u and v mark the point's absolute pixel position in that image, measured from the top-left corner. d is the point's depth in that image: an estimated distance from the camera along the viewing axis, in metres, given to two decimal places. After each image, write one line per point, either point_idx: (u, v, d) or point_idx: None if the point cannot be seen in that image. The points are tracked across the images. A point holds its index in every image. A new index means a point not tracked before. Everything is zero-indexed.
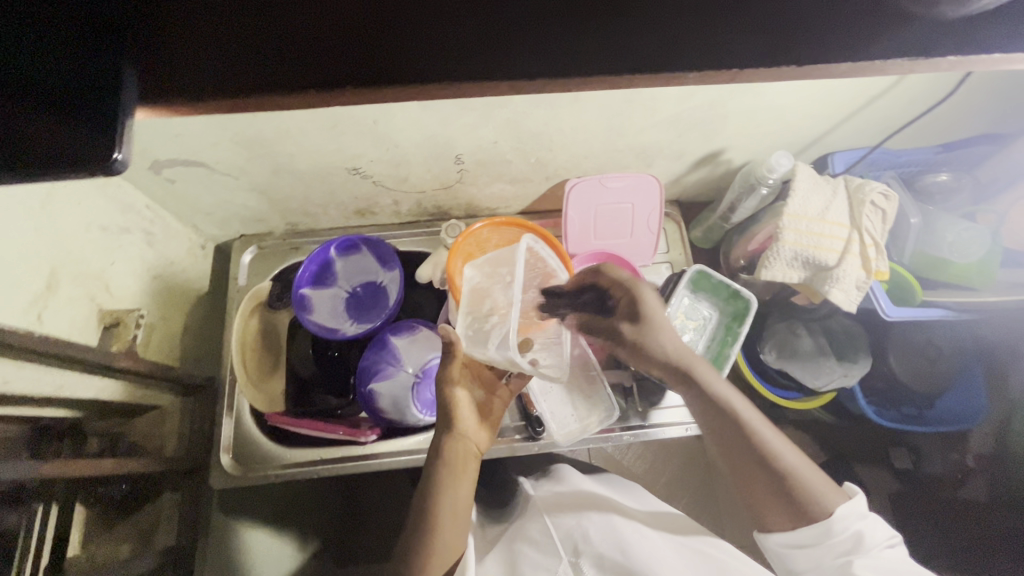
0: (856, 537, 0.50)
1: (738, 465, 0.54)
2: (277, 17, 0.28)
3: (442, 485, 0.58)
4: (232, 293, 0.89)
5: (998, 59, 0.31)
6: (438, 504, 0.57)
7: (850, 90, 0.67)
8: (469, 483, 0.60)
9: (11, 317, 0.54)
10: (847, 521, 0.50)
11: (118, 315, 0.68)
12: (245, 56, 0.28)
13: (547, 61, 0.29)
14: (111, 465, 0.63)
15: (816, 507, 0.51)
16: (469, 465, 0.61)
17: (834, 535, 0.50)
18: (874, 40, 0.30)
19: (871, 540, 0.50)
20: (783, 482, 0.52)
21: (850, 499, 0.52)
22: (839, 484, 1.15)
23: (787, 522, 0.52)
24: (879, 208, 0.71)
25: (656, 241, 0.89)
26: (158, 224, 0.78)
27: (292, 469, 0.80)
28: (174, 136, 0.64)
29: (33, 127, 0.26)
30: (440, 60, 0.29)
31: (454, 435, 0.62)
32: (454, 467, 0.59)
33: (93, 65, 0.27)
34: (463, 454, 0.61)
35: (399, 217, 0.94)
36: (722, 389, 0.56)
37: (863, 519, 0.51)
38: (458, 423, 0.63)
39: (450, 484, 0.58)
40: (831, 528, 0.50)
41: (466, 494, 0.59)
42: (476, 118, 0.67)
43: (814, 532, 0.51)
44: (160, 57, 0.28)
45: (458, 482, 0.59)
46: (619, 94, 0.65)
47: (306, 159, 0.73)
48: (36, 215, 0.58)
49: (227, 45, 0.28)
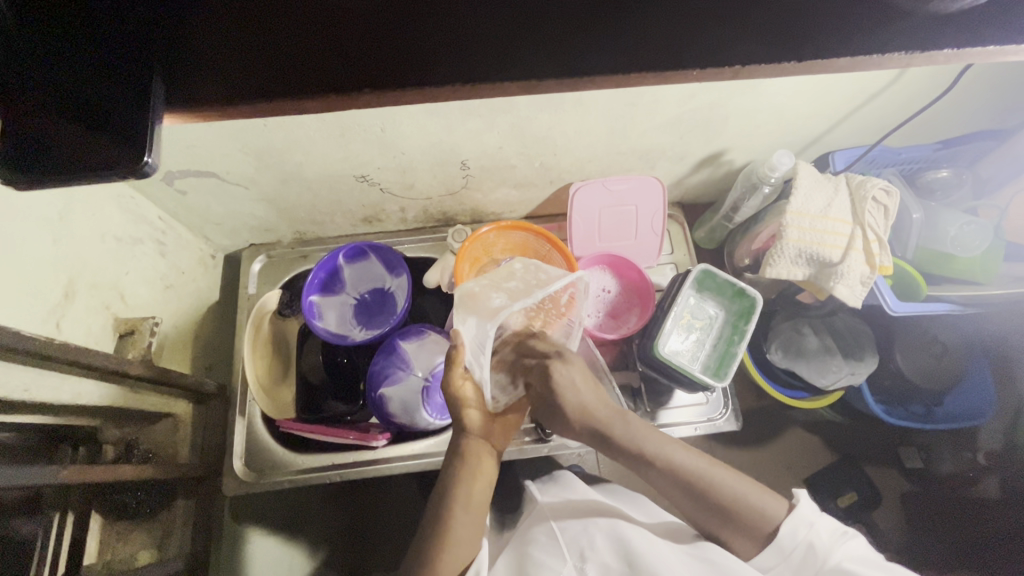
0: (807, 546, 0.56)
1: (684, 498, 0.60)
2: (294, 26, 0.29)
3: (456, 484, 0.58)
4: (243, 302, 0.90)
5: (991, 52, 0.32)
6: (452, 502, 0.58)
7: (848, 88, 0.68)
8: (485, 481, 0.60)
9: (30, 325, 0.55)
10: (795, 533, 0.57)
11: (133, 323, 0.70)
12: (270, 64, 0.29)
13: (555, 64, 0.30)
14: (127, 471, 0.64)
15: (763, 525, 0.58)
16: (485, 462, 0.61)
17: (787, 550, 0.57)
18: (870, 36, 0.31)
19: (821, 546, 0.56)
20: (738, 511, 0.58)
21: (793, 509, 0.58)
22: (849, 483, 1.15)
23: (743, 541, 0.59)
24: (881, 204, 0.72)
25: (660, 242, 0.89)
26: (170, 235, 0.80)
27: (304, 475, 0.81)
28: (186, 147, 0.65)
29: (67, 134, 0.28)
30: (455, 64, 0.30)
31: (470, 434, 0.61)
32: (471, 466, 0.59)
33: (121, 75, 0.28)
34: (478, 452, 0.61)
35: (405, 224, 0.95)
36: (655, 446, 0.59)
37: (810, 527, 0.57)
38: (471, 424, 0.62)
39: (465, 481, 0.58)
40: (778, 544, 0.57)
41: (482, 489, 0.59)
42: (482, 124, 0.69)
43: (770, 552, 0.57)
44: (182, 65, 0.29)
45: (474, 482, 0.59)
46: (621, 97, 0.66)
47: (314, 167, 0.74)
48: (54, 226, 0.59)
49: (249, 54, 0.29)
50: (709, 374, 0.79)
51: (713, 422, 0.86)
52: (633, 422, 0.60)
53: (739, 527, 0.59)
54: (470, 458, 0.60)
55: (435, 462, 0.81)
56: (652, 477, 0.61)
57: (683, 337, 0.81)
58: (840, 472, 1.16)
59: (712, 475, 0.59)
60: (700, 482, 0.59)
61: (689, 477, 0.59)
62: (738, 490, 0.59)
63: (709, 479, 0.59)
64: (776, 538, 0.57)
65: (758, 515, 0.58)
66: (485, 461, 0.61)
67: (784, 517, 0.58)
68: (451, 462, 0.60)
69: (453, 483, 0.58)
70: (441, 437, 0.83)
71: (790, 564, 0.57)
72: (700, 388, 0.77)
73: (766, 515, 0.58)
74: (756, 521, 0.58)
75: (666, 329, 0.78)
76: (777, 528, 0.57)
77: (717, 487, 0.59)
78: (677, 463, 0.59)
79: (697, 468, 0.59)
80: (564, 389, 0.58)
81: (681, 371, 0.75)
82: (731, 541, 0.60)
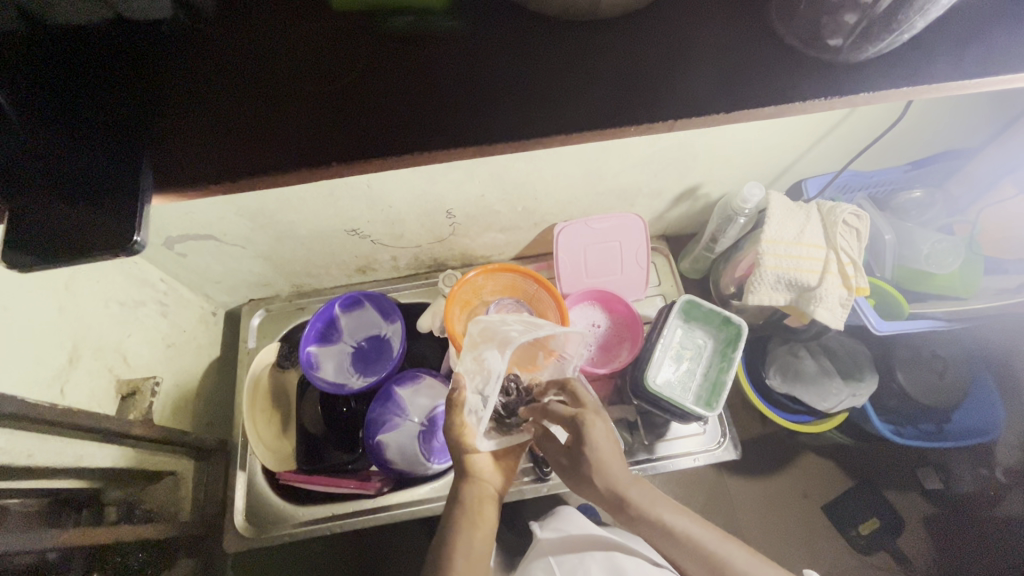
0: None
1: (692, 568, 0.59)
2: (268, 125, 0.33)
3: (456, 529, 0.57)
4: (243, 356, 0.92)
5: (905, 91, 0.35)
6: (454, 553, 0.55)
7: (807, 122, 0.72)
8: (487, 531, 0.58)
9: (32, 393, 0.58)
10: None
11: (135, 384, 0.72)
12: (252, 153, 0.33)
13: (504, 129, 0.33)
14: (130, 531, 0.65)
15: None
16: (487, 508, 0.59)
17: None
18: (788, 87, 0.35)
19: None
20: None
21: None
22: (863, 508, 1.13)
23: None
24: (852, 228, 0.74)
25: (646, 275, 0.92)
26: (171, 295, 0.83)
27: (303, 527, 0.81)
28: (186, 214, 0.69)
29: (63, 221, 0.30)
30: (416, 135, 0.33)
31: (469, 479, 0.60)
32: (472, 514, 0.58)
33: (117, 170, 0.31)
34: (478, 497, 0.59)
35: (398, 271, 0.98)
36: (663, 511, 0.58)
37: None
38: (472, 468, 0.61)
39: (466, 527, 0.57)
40: None
41: (483, 539, 0.57)
42: (462, 175, 0.72)
43: None
44: (175, 161, 0.33)
45: (475, 530, 0.57)
46: (592, 143, 0.70)
47: (307, 225, 0.78)
48: (59, 293, 0.62)
49: (232, 147, 0.33)
50: (701, 404, 0.79)
51: (712, 452, 0.85)
52: (649, 491, 0.60)
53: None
54: (470, 504, 0.59)
55: (434, 508, 0.82)
56: (662, 545, 0.59)
57: (673, 368, 0.82)
58: (854, 498, 1.14)
59: (726, 549, 0.58)
60: (714, 557, 0.57)
61: (702, 548, 0.58)
62: (752, 565, 0.57)
63: (722, 554, 0.57)
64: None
65: None
66: (487, 510, 0.59)
67: None
68: (454, 511, 0.59)
69: (455, 531, 0.56)
70: (441, 482, 0.83)
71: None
72: (694, 419, 0.77)
73: None
74: None
75: (655, 361, 0.79)
76: None
77: (731, 562, 0.57)
78: (690, 533, 0.58)
79: (711, 543, 0.58)
80: (597, 445, 0.59)
81: (672, 403, 0.76)
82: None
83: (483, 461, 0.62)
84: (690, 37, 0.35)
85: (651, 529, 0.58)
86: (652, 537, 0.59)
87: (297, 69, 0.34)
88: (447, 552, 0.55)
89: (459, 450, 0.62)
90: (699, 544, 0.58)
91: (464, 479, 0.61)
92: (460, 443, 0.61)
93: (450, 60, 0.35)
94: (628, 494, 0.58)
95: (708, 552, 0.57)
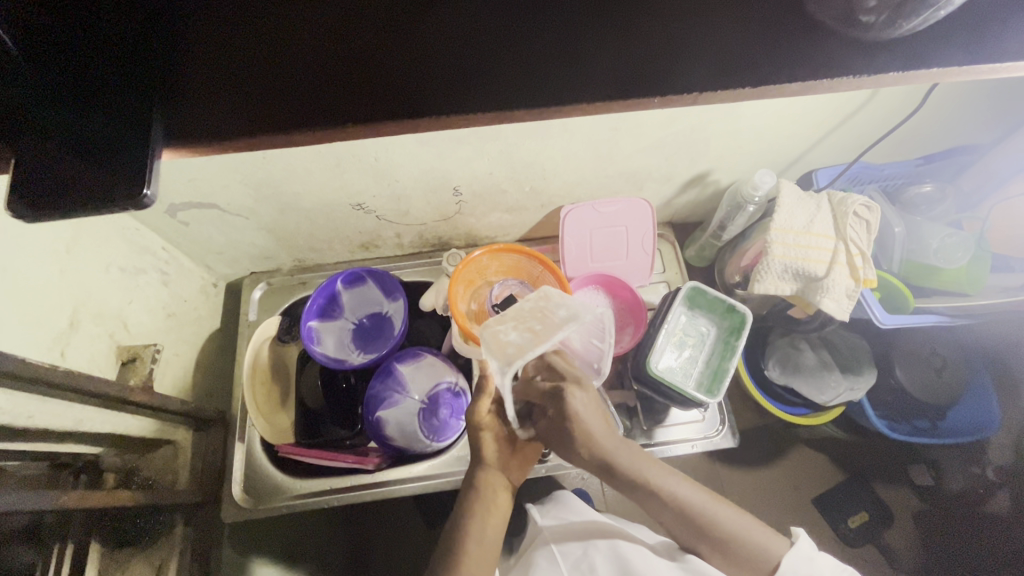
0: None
1: (685, 532, 0.61)
2: (279, 76, 0.32)
3: (472, 514, 0.59)
4: (243, 329, 0.92)
5: (936, 72, 0.34)
6: (466, 539, 0.58)
7: (822, 109, 0.71)
8: (500, 516, 0.60)
9: (33, 354, 0.57)
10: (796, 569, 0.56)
11: (135, 350, 0.71)
12: (265, 110, 0.32)
13: (522, 93, 0.32)
14: (128, 497, 0.65)
15: (764, 563, 0.57)
16: (501, 497, 0.61)
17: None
18: (816, 62, 0.34)
19: None
20: (739, 547, 0.58)
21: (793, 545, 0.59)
22: (856, 501, 1.14)
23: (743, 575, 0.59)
24: (862, 220, 0.74)
25: (652, 262, 0.91)
26: (172, 265, 0.82)
27: (302, 500, 0.81)
28: (189, 181, 0.68)
29: (70, 173, 0.30)
30: (432, 95, 0.32)
31: (484, 465, 0.62)
32: (483, 500, 0.60)
33: (124, 121, 0.30)
34: (494, 486, 0.61)
35: (402, 249, 0.98)
36: (657, 476, 0.59)
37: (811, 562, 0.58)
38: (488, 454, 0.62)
39: (479, 513, 0.59)
40: None
41: (496, 525, 0.60)
42: (471, 152, 0.71)
43: None
44: (186, 115, 0.32)
45: (488, 515, 0.59)
46: (604, 123, 0.69)
47: (312, 197, 0.77)
48: (60, 256, 0.62)
49: (243, 100, 0.32)
50: (702, 390, 0.79)
51: (710, 439, 0.86)
52: (641, 456, 0.60)
53: (735, 560, 0.59)
54: (484, 488, 0.61)
55: (432, 485, 0.82)
56: (653, 508, 0.60)
57: (676, 354, 0.82)
58: (847, 491, 1.15)
59: (714, 511, 0.59)
60: (702, 516, 0.59)
61: (693, 510, 0.59)
62: (740, 527, 0.59)
63: (711, 514, 0.59)
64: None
65: (760, 554, 0.58)
66: (501, 496, 0.61)
67: (786, 554, 0.58)
68: (466, 496, 0.61)
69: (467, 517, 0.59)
70: (439, 460, 0.83)
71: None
72: (694, 405, 0.77)
73: (768, 552, 0.58)
74: (758, 559, 0.58)
75: (658, 346, 0.79)
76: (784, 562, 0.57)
77: (720, 523, 0.59)
78: (681, 496, 0.59)
79: (704, 505, 0.60)
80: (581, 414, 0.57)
81: (673, 388, 0.76)
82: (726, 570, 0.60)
83: (495, 445, 0.63)
84: (716, 5, 0.34)
85: (645, 495, 0.59)
86: (647, 500, 0.60)
87: (318, 14, 0.33)
88: (459, 540, 0.58)
89: (475, 439, 0.63)
90: (692, 506, 0.59)
91: (480, 464, 0.62)
92: (474, 429, 0.63)
93: (470, 16, 0.33)
94: (616, 462, 0.58)
95: (700, 512, 0.59)
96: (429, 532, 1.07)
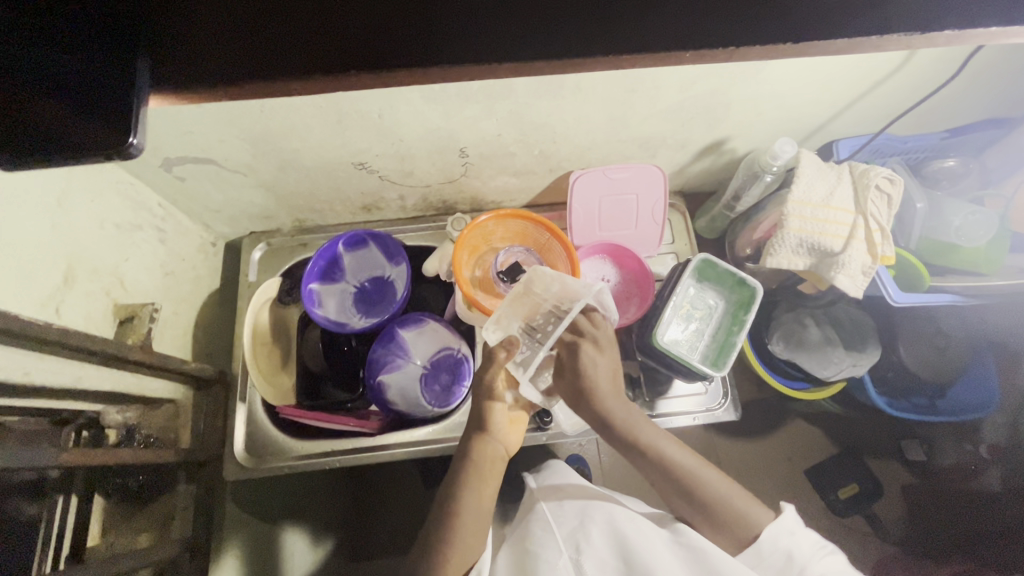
0: (785, 554, 0.57)
1: (672, 492, 0.63)
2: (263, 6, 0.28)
3: (466, 485, 0.61)
4: (243, 289, 0.90)
5: (995, 33, 0.30)
6: (460, 501, 0.60)
7: (852, 74, 0.67)
8: (492, 488, 0.63)
9: (28, 311, 0.56)
10: (775, 540, 0.57)
11: (133, 309, 0.70)
12: (273, 51, 0.28)
13: (540, 41, 0.30)
14: (131, 455, 0.65)
15: (743, 530, 0.59)
16: (496, 466, 0.64)
17: (765, 556, 0.57)
18: (869, 12, 0.30)
19: (799, 556, 0.56)
20: (719, 508, 0.60)
21: (777, 517, 0.59)
22: (850, 474, 1.15)
23: (722, 541, 0.60)
24: (884, 193, 0.71)
25: (662, 232, 0.89)
26: (169, 222, 0.80)
27: (302, 461, 0.81)
28: (184, 133, 0.65)
29: (51, 119, 0.27)
30: (443, 42, 0.29)
31: (479, 436, 0.64)
32: (479, 468, 0.62)
33: (106, 61, 0.27)
34: (490, 456, 0.63)
35: (404, 212, 0.95)
36: (650, 435, 0.62)
37: (790, 536, 0.57)
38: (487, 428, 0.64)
39: (472, 484, 0.61)
40: (759, 548, 0.57)
41: (489, 493, 0.62)
42: (480, 111, 0.68)
43: (748, 553, 0.58)
44: (166, 50, 0.28)
45: (482, 486, 0.62)
46: (620, 84, 0.65)
47: (313, 154, 0.74)
48: (53, 209, 0.59)
49: (230, 32, 0.28)
50: (707, 363, 0.78)
51: (712, 411, 0.86)
52: (639, 417, 0.63)
53: (717, 525, 0.60)
54: (480, 459, 0.63)
55: (432, 450, 0.82)
56: (642, 466, 0.64)
57: (683, 327, 0.81)
58: (841, 464, 1.16)
59: (701, 473, 0.62)
60: (688, 476, 0.61)
61: (678, 469, 0.62)
62: (722, 489, 0.61)
63: (698, 475, 0.62)
64: (755, 544, 0.58)
65: (741, 519, 0.59)
66: (495, 467, 0.64)
67: (767, 525, 0.58)
68: (463, 464, 0.63)
69: (464, 486, 0.61)
70: (441, 426, 0.83)
71: (768, 571, 0.58)
72: (699, 378, 0.77)
73: (748, 518, 0.59)
74: (738, 525, 0.59)
75: (665, 319, 0.78)
76: (760, 530, 0.58)
77: (703, 484, 0.61)
78: (670, 457, 0.62)
79: (687, 466, 0.62)
80: (595, 373, 0.61)
81: (679, 361, 0.75)
82: (710, 536, 0.61)
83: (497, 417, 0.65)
84: None
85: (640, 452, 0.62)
86: (642, 461, 0.63)
87: None
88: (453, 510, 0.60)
89: (481, 407, 0.66)
90: (681, 467, 0.62)
91: (477, 434, 0.65)
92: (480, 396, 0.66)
93: None
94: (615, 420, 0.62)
95: (689, 474, 0.62)
96: (426, 493, 1.09)
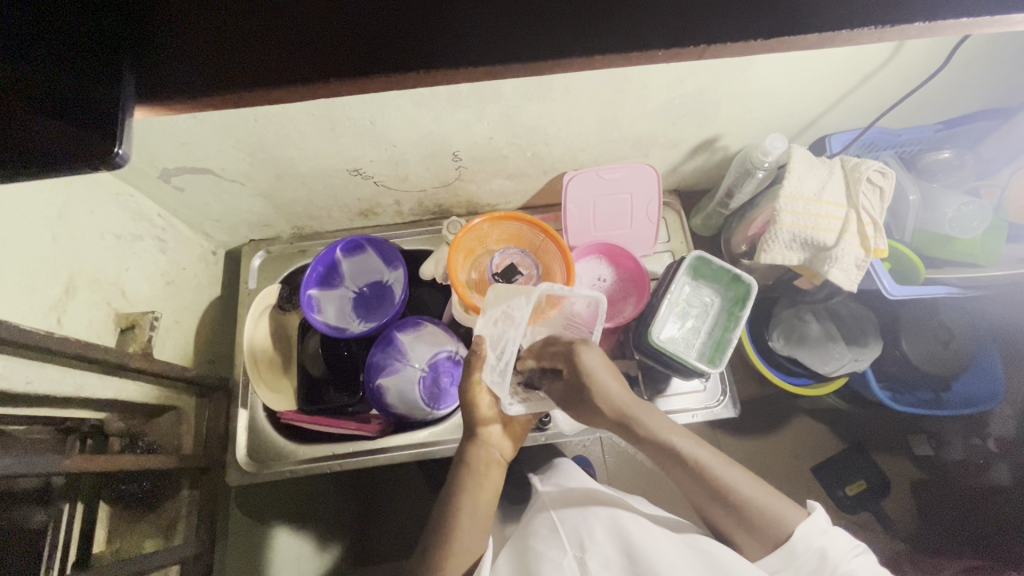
0: (819, 554, 0.57)
1: (704, 501, 0.63)
2: (245, 19, 0.29)
3: (463, 490, 0.62)
4: (243, 297, 0.92)
5: (966, 24, 0.30)
6: (457, 511, 0.61)
7: (838, 69, 0.68)
8: (490, 490, 0.64)
9: (30, 322, 0.57)
10: (808, 539, 0.57)
11: (134, 318, 0.71)
12: (254, 60, 0.29)
13: (512, 47, 0.30)
14: (135, 460, 0.66)
15: (776, 531, 0.59)
16: (492, 471, 0.65)
17: (797, 556, 0.57)
18: (837, 10, 0.30)
19: (833, 555, 0.56)
20: (747, 511, 0.60)
21: (808, 517, 0.59)
22: (857, 470, 1.14)
23: (752, 542, 0.60)
24: (875, 186, 0.71)
25: (657, 230, 0.89)
26: (170, 232, 0.81)
27: (304, 465, 0.82)
28: (182, 144, 0.67)
29: (37, 130, 0.28)
30: (419, 48, 0.29)
31: (474, 442, 0.65)
32: (476, 473, 0.63)
33: (91, 74, 0.28)
34: (485, 460, 0.64)
35: (401, 217, 0.96)
36: (675, 438, 0.63)
37: (823, 535, 0.58)
38: (480, 431, 0.65)
39: (470, 491, 0.62)
40: (791, 547, 0.57)
41: (487, 498, 0.63)
42: (470, 115, 0.69)
43: (780, 555, 0.58)
44: (147, 62, 0.29)
45: (480, 489, 0.63)
46: (608, 85, 0.66)
47: (308, 162, 0.75)
48: (53, 221, 0.61)
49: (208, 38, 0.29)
50: (704, 361, 0.78)
51: (711, 409, 0.85)
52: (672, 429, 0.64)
53: (750, 527, 0.60)
54: (476, 465, 0.64)
55: (432, 452, 0.83)
56: (673, 472, 0.64)
57: (679, 324, 0.81)
58: (847, 460, 1.15)
59: (729, 476, 0.62)
60: (717, 481, 0.61)
61: (707, 475, 0.62)
62: (753, 492, 0.61)
63: (727, 479, 0.62)
64: (787, 544, 0.58)
65: (771, 518, 0.59)
66: (492, 471, 0.65)
67: (798, 523, 0.58)
68: (460, 470, 0.64)
69: (460, 492, 0.62)
70: (440, 428, 0.84)
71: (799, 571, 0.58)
72: (696, 375, 0.77)
73: (781, 516, 0.59)
74: (772, 526, 0.59)
75: (660, 317, 0.78)
76: (793, 528, 0.58)
77: (732, 486, 0.61)
78: (699, 460, 0.62)
79: (712, 467, 0.62)
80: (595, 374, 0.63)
81: (676, 359, 0.75)
82: (739, 541, 0.61)
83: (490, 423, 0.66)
84: None
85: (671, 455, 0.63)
86: (676, 467, 0.63)
87: None
88: (449, 517, 0.61)
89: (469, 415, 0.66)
90: (713, 470, 0.62)
91: (471, 440, 0.66)
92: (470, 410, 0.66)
93: None
94: (637, 420, 0.63)
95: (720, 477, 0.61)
96: (431, 497, 1.09)
